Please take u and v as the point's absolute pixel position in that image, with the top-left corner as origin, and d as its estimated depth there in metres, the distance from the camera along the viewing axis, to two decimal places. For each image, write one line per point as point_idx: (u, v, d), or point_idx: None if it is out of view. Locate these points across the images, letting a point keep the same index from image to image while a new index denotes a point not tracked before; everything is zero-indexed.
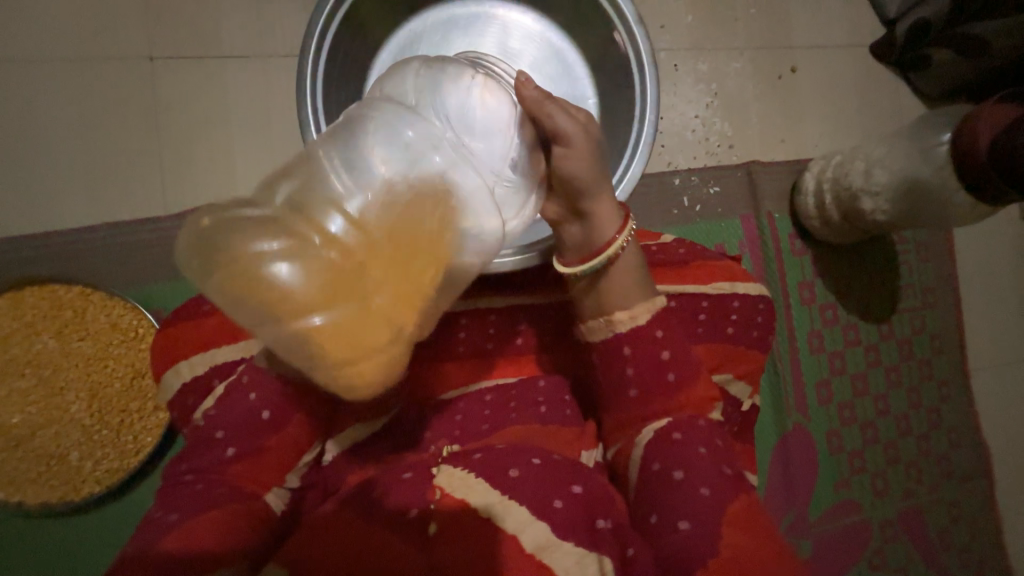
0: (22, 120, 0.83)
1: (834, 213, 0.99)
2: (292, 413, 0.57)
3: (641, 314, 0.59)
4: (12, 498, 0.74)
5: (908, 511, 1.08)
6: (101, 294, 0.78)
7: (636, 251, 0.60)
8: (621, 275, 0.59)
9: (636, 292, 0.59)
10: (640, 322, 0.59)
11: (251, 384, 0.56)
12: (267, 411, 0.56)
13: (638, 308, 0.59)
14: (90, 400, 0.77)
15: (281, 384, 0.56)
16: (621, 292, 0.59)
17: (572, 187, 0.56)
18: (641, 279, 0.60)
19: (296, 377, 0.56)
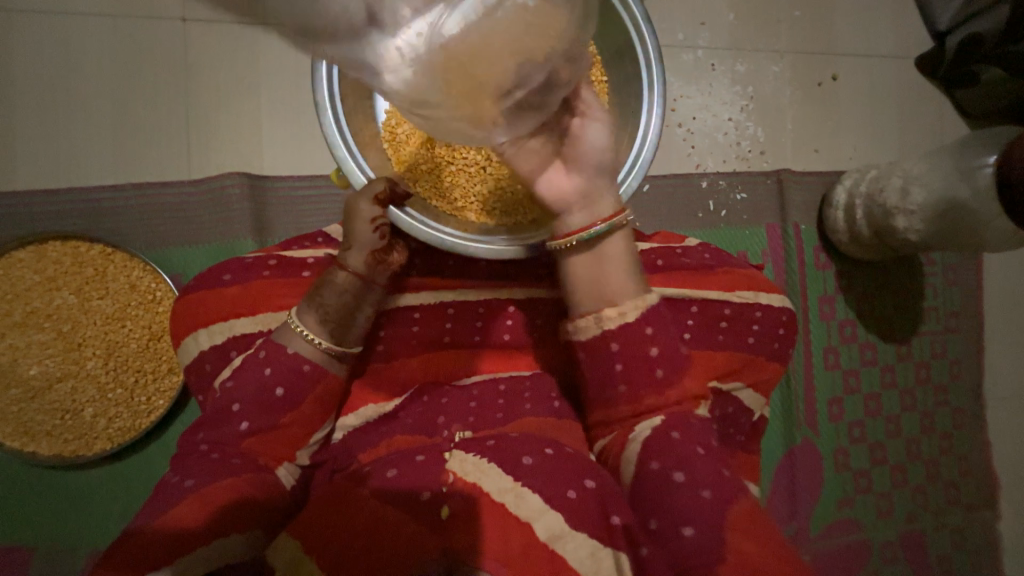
0: (53, 74, 0.82)
1: (864, 230, 0.97)
2: (306, 390, 0.57)
3: (631, 310, 0.56)
4: (27, 448, 0.75)
5: (910, 535, 1.07)
6: (123, 255, 0.79)
7: (630, 243, 0.58)
8: (613, 264, 0.56)
9: (627, 288, 0.57)
10: (630, 318, 0.56)
11: (268, 358, 0.56)
12: (281, 388, 0.56)
13: (629, 305, 0.56)
14: (107, 359, 0.77)
15: (298, 362, 0.56)
16: (615, 282, 0.57)
17: (588, 158, 0.55)
18: (635, 275, 0.58)
19: (302, 344, 0.57)
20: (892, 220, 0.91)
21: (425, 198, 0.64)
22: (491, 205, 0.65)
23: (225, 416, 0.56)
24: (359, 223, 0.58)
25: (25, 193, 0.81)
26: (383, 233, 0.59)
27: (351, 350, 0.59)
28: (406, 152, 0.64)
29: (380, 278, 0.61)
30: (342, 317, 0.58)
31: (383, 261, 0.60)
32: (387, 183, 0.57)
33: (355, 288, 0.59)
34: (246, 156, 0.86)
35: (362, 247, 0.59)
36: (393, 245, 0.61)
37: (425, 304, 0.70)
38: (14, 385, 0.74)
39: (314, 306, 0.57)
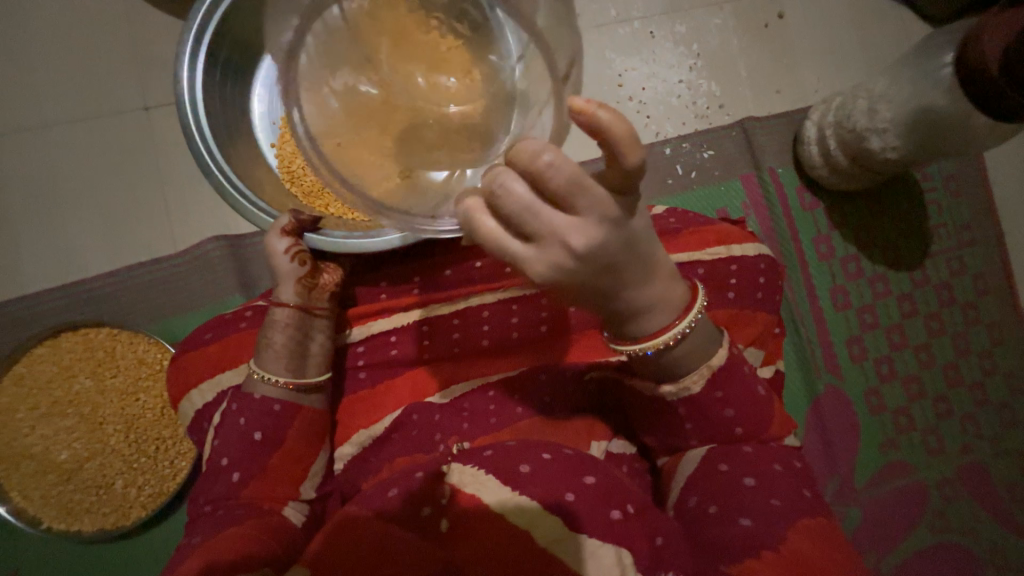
0: (43, 182, 0.90)
1: (841, 157, 0.93)
2: (285, 427, 0.60)
3: (691, 383, 0.51)
4: (72, 528, 0.80)
5: (971, 469, 0.99)
6: (128, 333, 0.85)
7: (703, 324, 0.49)
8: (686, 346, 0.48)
9: (691, 362, 0.50)
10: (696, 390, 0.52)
11: (240, 409, 0.60)
12: (259, 432, 0.59)
13: (689, 378, 0.51)
14: (127, 432, 0.82)
15: (269, 404, 0.60)
16: (676, 366, 0.50)
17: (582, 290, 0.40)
18: (701, 346, 0.49)
19: (273, 385, 0.61)
20: (867, 143, 0.87)
21: (341, 214, 0.73)
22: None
23: (226, 466, 0.59)
24: (278, 259, 0.65)
25: (34, 294, 0.88)
26: (304, 259, 0.66)
27: (314, 382, 0.63)
28: (308, 186, 0.76)
29: (316, 303, 0.66)
30: (295, 352, 0.62)
31: (314, 285, 0.66)
32: (291, 218, 0.67)
33: (298, 319, 0.64)
34: (221, 218, 0.91)
35: (288, 279, 0.65)
36: (319, 268, 0.67)
37: (400, 325, 0.72)
38: (51, 471, 0.80)
39: (263, 348, 0.62)
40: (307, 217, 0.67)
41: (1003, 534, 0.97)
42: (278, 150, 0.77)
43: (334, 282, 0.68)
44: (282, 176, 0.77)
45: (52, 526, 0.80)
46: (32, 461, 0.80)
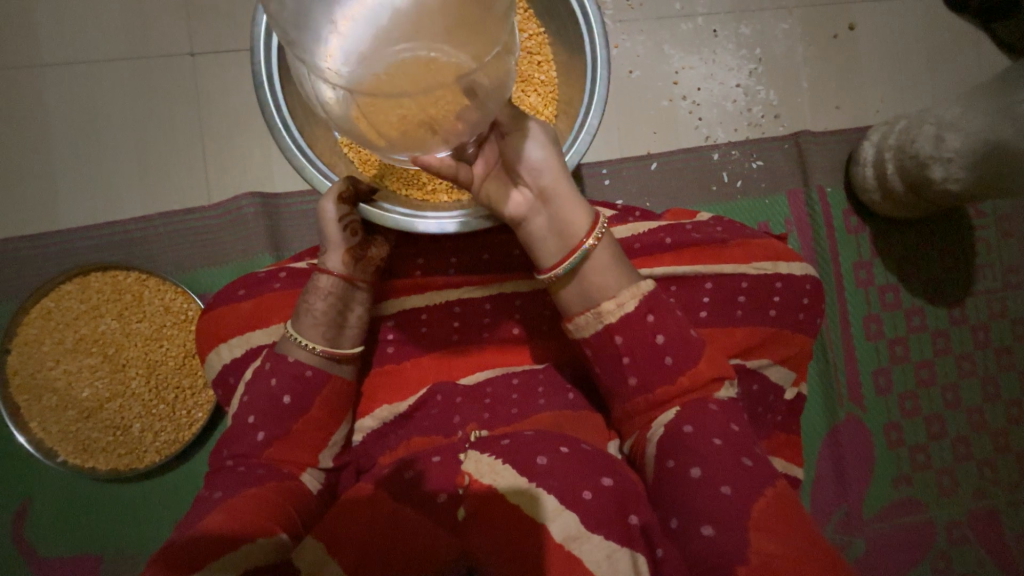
0: (85, 118, 0.90)
1: (896, 184, 0.89)
2: (313, 394, 0.60)
3: (628, 300, 0.56)
4: (87, 464, 0.82)
5: (981, 514, 0.98)
6: (156, 280, 0.85)
7: (613, 246, 0.59)
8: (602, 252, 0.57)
9: (616, 280, 0.57)
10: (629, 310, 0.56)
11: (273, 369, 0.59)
12: (288, 396, 0.58)
13: (624, 295, 0.56)
14: (148, 378, 0.83)
15: (303, 369, 0.59)
16: (601, 282, 0.57)
17: (529, 171, 0.57)
18: (619, 267, 0.58)
19: (310, 358, 0.60)
20: (927, 171, 0.83)
21: (395, 189, 0.69)
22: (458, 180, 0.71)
23: (251, 425, 0.58)
24: (328, 225, 0.62)
25: (69, 229, 0.88)
26: (355, 230, 0.63)
27: (348, 354, 0.62)
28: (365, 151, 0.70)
29: (360, 275, 0.64)
30: (332, 322, 0.61)
31: (363, 257, 0.64)
32: (348, 183, 0.62)
33: (341, 289, 0.62)
34: (259, 175, 0.90)
35: (337, 248, 0.63)
36: (369, 241, 0.65)
37: (432, 304, 0.71)
38: (70, 407, 0.81)
39: (302, 317, 0.61)
40: (364, 185, 0.63)
41: None
42: None
43: (380, 257, 0.66)
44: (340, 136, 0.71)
45: (68, 460, 0.81)
46: (53, 395, 0.81)
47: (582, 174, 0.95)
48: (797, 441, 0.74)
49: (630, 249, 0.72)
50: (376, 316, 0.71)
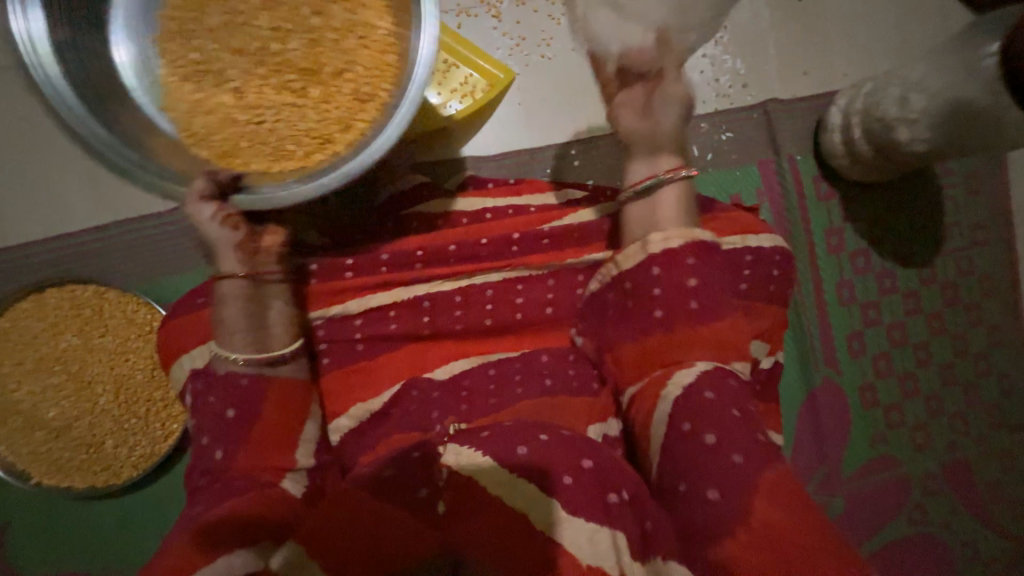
0: (21, 126, 0.84)
1: (864, 147, 0.88)
2: (257, 401, 0.58)
3: (675, 237, 0.62)
4: (63, 483, 0.80)
5: (953, 466, 1.01)
6: (116, 292, 0.82)
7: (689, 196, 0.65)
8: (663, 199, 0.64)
9: (674, 220, 0.63)
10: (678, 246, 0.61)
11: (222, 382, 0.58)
12: (231, 409, 0.57)
13: (674, 232, 0.62)
14: (116, 393, 0.80)
15: (236, 380, 0.58)
16: (661, 213, 0.64)
17: (626, 106, 0.67)
18: (682, 213, 0.64)
19: (244, 366, 0.58)
20: (893, 133, 0.82)
21: (265, 166, 0.61)
22: (328, 133, 0.62)
23: (226, 434, 0.57)
24: (208, 228, 0.57)
25: (16, 245, 0.84)
26: (236, 223, 0.58)
27: (281, 354, 0.60)
28: (215, 142, 0.62)
29: (265, 268, 0.61)
30: (253, 326, 0.59)
31: (258, 250, 0.60)
32: (207, 179, 0.56)
33: (249, 289, 0.59)
34: None
35: (225, 249, 0.58)
36: (256, 231, 0.60)
37: (401, 301, 0.70)
38: (38, 428, 0.79)
39: (222, 330, 0.58)
40: (223, 175, 0.56)
41: (976, 527, 1.00)
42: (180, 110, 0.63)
43: (279, 243, 0.62)
44: (180, 138, 0.62)
45: (42, 480, 0.79)
46: (19, 417, 0.78)
47: (549, 156, 0.95)
48: (773, 411, 0.75)
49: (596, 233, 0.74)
50: (342, 315, 0.69)
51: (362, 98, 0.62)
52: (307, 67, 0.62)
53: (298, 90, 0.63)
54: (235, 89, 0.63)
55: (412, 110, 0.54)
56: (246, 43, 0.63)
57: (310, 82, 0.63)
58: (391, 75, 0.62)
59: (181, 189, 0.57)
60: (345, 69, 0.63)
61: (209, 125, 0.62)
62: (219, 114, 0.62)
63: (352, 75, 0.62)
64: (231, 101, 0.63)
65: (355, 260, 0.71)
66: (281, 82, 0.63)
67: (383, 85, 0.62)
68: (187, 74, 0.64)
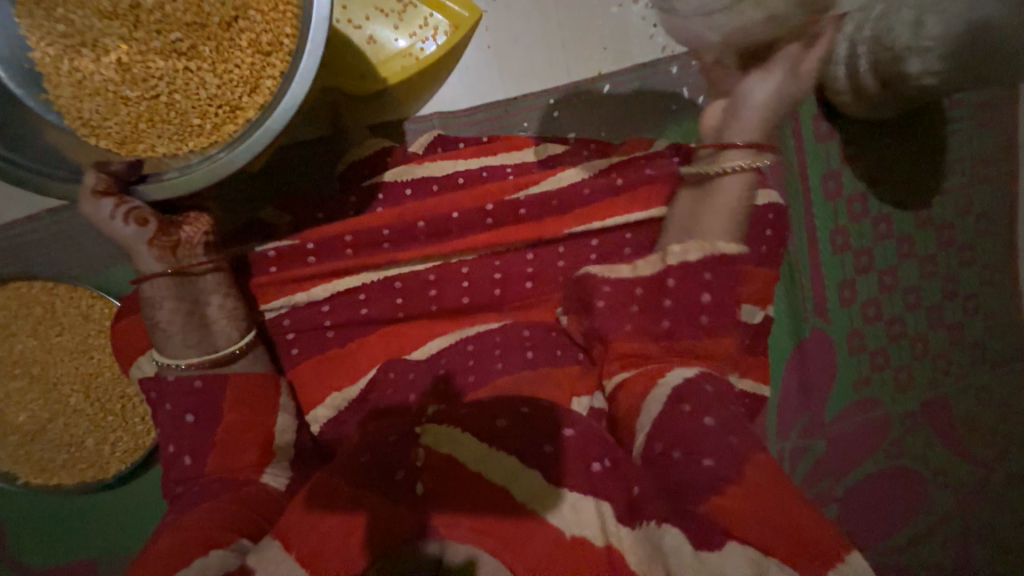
0: None
1: (869, 81, 0.81)
2: (215, 402, 0.55)
3: (694, 248, 0.61)
4: (52, 481, 0.78)
5: (934, 403, 1.01)
6: (66, 287, 0.77)
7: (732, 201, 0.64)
8: (722, 202, 0.63)
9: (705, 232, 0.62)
10: (693, 258, 0.61)
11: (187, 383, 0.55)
12: (191, 414, 0.55)
13: (693, 244, 0.61)
14: (86, 392, 0.77)
15: (190, 384, 0.55)
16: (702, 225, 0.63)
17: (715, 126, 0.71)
18: (718, 226, 0.63)
19: (200, 367, 0.56)
20: (903, 65, 0.74)
21: (174, 148, 0.57)
22: (235, 98, 0.56)
23: (200, 437, 0.55)
24: (111, 227, 0.52)
25: None
26: (144, 218, 0.53)
27: (231, 350, 0.57)
28: (115, 129, 0.57)
29: (191, 261, 0.56)
30: (193, 326, 0.56)
31: (177, 243, 0.55)
32: (98, 173, 0.52)
33: (178, 287, 0.56)
34: None
35: (141, 248, 0.54)
36: (174, 222, 0.56)
37: (372, 282, 0.65)
38: (11, 433, 0.76)
39: (163, 335, 0.55)
40: (118, 165, 0.52)
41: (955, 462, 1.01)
42: (44, 96, 0.56)
43: (202, 231, 0.57)
44: (77, 131, 0.57)
45: (29, 480, 0.78)
46: None
47: (528, 107, 0.86)
48: None
49: (578, 195, 0.68)
50: (308, 303, 0.65)
51: (264, 49, 0.56)
52: (191, 20, 0.55)
53: (193, 53, 0.56)
54: (119, 60, 0.55)
55: (315, 62, 0.50)
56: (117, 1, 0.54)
57: (201, 40, 0.56)
58: (290, 17, 0.54)
59: (79, 187, 0.53)
60: (237, 16, 0.55)
61: (103, 110, 0.56)
62: (109, 96, 0.56)
63: (246, 23, 0.55)
64: (117, 77, 0.56)
65: (317, 244, 0.64)
66: (171, 45, 0.56)
67: (284, 28, 0.55)
68: (59, 49, 0.55)
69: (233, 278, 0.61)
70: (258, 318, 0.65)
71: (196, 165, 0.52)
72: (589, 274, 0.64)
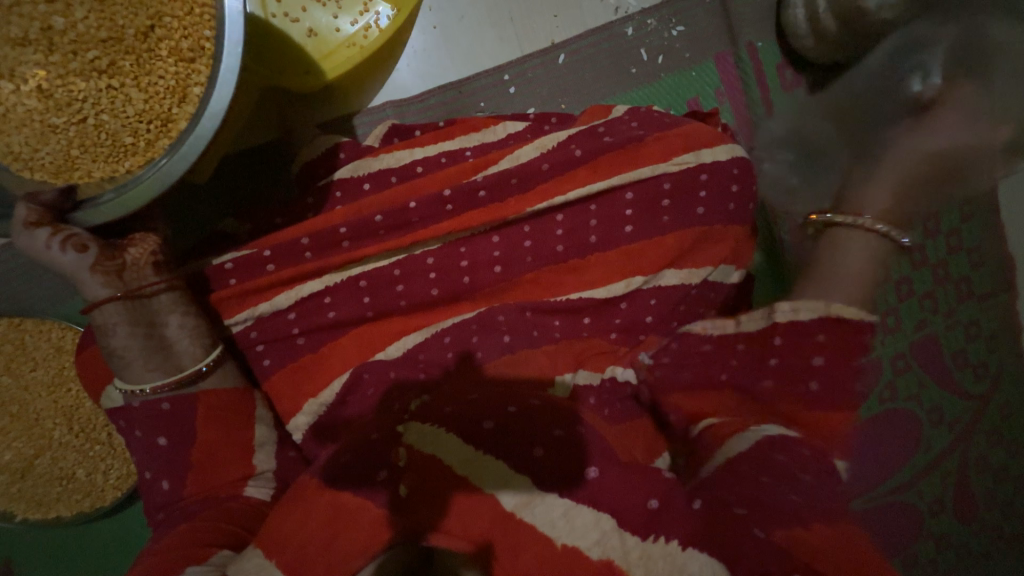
0: None
1: (830, 22, 0.78)
2: (188, 422, 0.55)
3: (807, 310, 0.55)
4: (50, 515, 0.79)
5: (925, 343, 0.96)
6: (33, 321, 0.75)
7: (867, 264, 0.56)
8: (850, 266, 0.57)
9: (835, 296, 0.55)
10: (804, 321, 0.55)
11: (163, 405, 0.54)
12: (163, 437, 0.54)
13: (806, 305, 0.55)
14: (71, 424, 0.77)
15: (159, 407, 0.54)
16: (832, 288, 0.56)
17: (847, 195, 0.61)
18: (853, 294, 0.55)
19: (170, 391, 0.55)
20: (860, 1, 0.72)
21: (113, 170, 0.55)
22: (164, 110, 0.54)
23: (177, 459, 0.54)
24: (49, 257, 0.51)
25: None
26: (82, 244, 0.52)
27: (197, 368, 0.56)
28: (49, 159, 0.54)
29: (141, 283, 0.55)
30: (152, 349, 0.55)
31: (123, 266, 0.54)
32: (29, 206, 0.50)
33: (131, 311, 0.54)
34: None
35: (84, 275, 0.52)
36: (117, 245, 0.54)
37: (336, 285, 0.64)
38: None
39: (122, 363, 0.54)
40: (47, 195, 0.50)
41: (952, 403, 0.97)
42: None
43: (149, 251, 0.56)
44: (8, 166, 0.53)
45: (28, 516, 0.78)
46: None
47: (482, 86, 0.83)
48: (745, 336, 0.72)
49: (537, 171, 0.67)
50: (273, 312, 0.63)
51: (186, 56, 0.53)
52: (106, 35, 0.52)
53: (115, 68, 0.53)
54: (39, 87, 0.52)
55: (236, 61, 0.48)
56: (25, 25, 0.51)
57: (119, 55, 0.53)
58: (208, 19, 0.52)
59: (11, 221, 0.51)
60: (153, 25, 0.53)
61: (32, 141, 0.53)
62: (35, 126, 0.53)
63: (163, 31, 0.53)
64: (38, 104, 0.52)
65: (274, 251, 0.63)
66: (88, 63, 0.53)
67: (204, 32, 0.53)
68: None
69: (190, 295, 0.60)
70: (225, 331, 0.64)
71: (129, 183, 0.50)
72: (686, 331, 0.64)
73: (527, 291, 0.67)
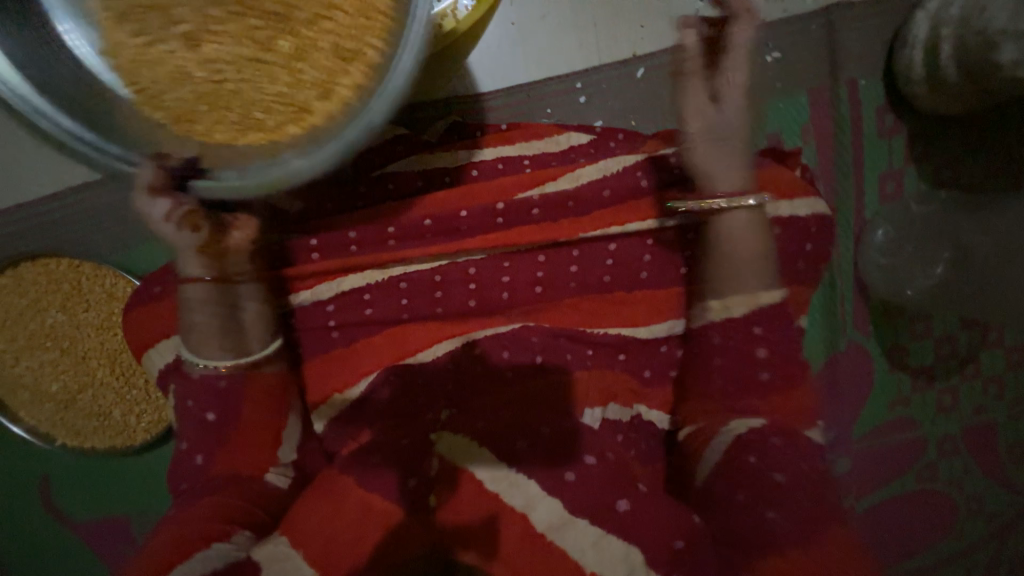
0: None
1: (952, 71, 0.70)
2: (234, 406, 0.56)
3: (738, 305, 0.60)
4: (86, 445, 0.84)
5: (976, 427, 0.90)
6: (91, 265, 0.80)
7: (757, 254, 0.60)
8: (737, 250, 0.60)
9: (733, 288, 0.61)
10: (736, 315, 0.60)
11: (208, 383, 0.56)
12: (212, 412, 0.56)
13: (735, 301, 0.61)
14: (112, 366, 0.81)
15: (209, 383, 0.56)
16: (722, 282, 0.61)
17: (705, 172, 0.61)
18: (749, 275, 0.60)
19: (235, 368, 0.56)
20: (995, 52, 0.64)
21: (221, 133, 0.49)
22: (303, 97, 0.45)
23: (211, 434, 0.56)
24: (163, 231, 0.51)
25: None
26: (196, 224, 0.52)
27: (263, 354, 0.58)
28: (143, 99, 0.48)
29: (235, 269, 0.57)
30: (230, 329, 0.56)
31: (226, 250, 0.55)
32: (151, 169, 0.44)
33: (218, 292, 0.56)
34: None
35: (190, 253, 0.54)
36: (224, 227, 0.55)
37: (377, 283, 0.63)
38: (47, 401, 0.81)
39: (202, 339, 0.56)
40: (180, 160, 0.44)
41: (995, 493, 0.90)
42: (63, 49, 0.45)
43: (251, 236, 0.57)
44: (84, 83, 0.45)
45: (67, 442, 0.84)
46: (26, 390, 0.80)
47: (551, 91, 0.79)
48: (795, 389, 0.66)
49: (597, 197, 0.64)
50: (313, 302, 0.63)
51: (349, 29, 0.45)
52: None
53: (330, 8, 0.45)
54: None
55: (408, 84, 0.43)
56: None
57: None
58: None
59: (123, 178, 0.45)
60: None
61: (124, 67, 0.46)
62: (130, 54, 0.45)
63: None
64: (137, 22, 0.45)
65: (321, 240, 0.63)
66: (318, 7, 0.45)
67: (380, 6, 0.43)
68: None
69: (273, 282, 0.61)
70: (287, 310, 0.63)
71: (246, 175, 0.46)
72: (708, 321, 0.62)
73: (566, 317, 0.64)
